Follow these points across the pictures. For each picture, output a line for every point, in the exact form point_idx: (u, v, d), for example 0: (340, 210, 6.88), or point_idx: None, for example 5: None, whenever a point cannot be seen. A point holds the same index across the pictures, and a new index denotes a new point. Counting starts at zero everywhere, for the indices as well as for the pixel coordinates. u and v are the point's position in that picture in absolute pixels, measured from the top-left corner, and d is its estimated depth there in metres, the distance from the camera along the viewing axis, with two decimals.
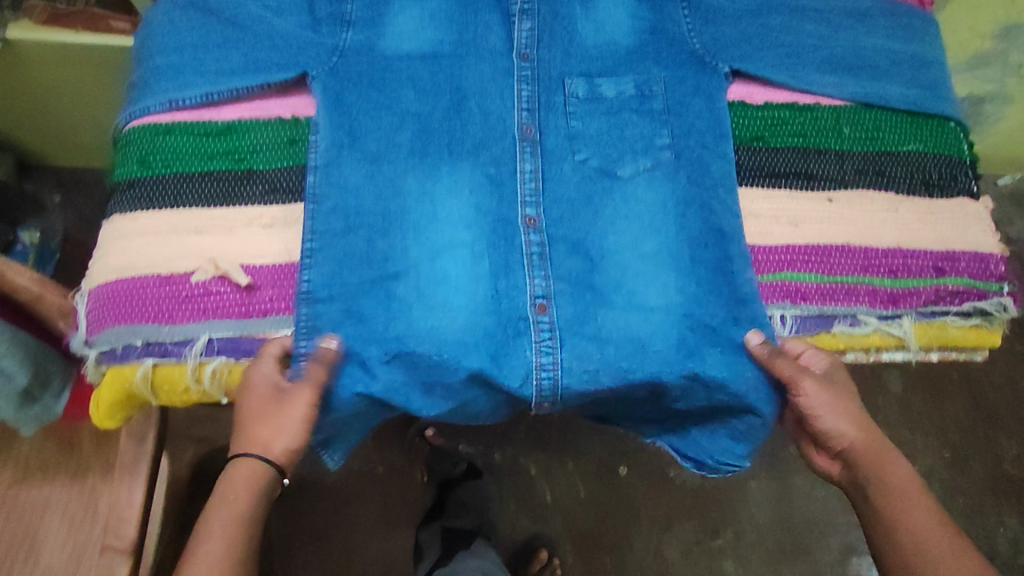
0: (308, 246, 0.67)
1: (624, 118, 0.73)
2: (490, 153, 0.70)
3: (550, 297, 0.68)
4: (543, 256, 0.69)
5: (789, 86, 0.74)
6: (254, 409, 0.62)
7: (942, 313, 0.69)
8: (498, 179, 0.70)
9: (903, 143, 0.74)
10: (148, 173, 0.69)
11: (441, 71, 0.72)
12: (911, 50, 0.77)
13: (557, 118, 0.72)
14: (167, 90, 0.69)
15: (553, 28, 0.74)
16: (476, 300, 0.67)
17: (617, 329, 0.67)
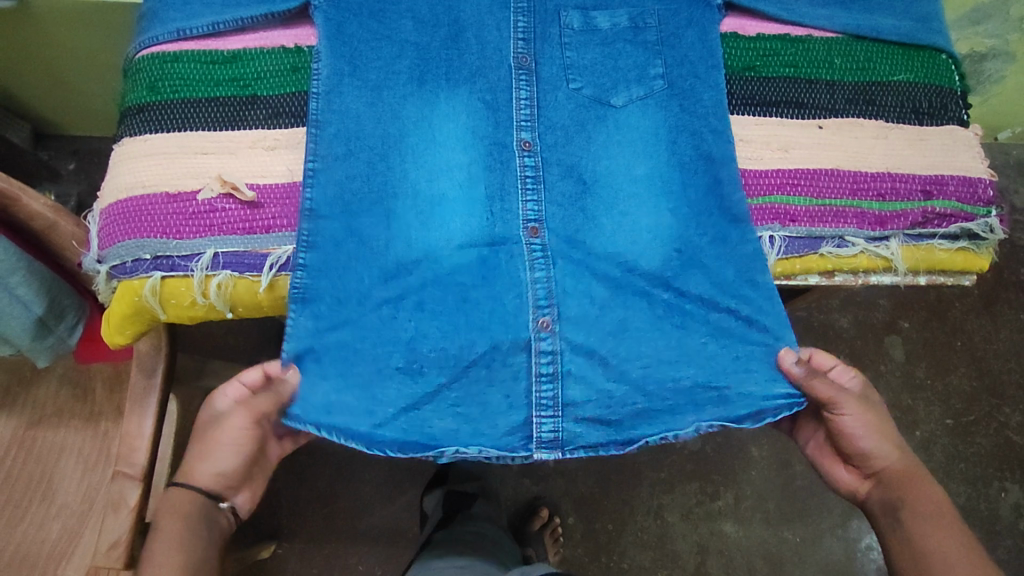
0: (311, 166, 0.68)
1: (618, 48, 0.74)
2: (487, 80, 0.72)
3: (543, 219, 0.70)
4: (537, 178, 0.70)
5: (782, 18, 0.76)
6: (209, 427, 0.64)
7: (929, 236, 0.71)
8: (493, 105, 0.72)
9: (894, 73, 0.76)
10: (157, 99, 0.72)
11: (440, 4, 0.74)
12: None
13: (553, 48, 0.73)
14: (175, 21, 0.73)
15: None
16: (472, 218, 0.69)
17: (609, 249, 0.69)
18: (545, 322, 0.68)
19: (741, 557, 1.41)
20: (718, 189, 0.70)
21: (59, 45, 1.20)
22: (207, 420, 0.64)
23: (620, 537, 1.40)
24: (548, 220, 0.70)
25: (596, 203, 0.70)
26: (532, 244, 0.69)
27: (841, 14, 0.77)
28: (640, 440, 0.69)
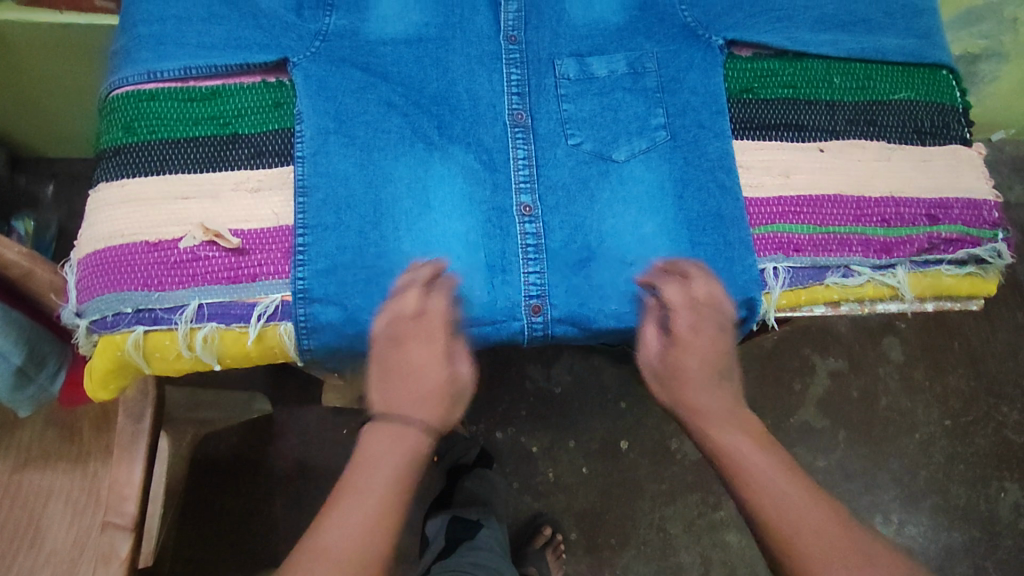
0: (300, 240, 0.66)
1: (617, 96, 0.74)
2: (480, 140, 0.72)
3: (545, 294, 0.67)
4: (539, 250, 0.68)
5: (785, 46, 0.76)
6: (394, 363, 0.67)
7: (936, 261, 0.69)
8: (491, 165, 0.71)
9: (895, 91, 0.76)
10: (134, 140, 0.70)
11: (426, 55, 0.75)
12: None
13: (549, 101, 0.74)
14: (146, 61, 0.71)
15: (541, 9, 0.78)
16: (472, 295, 0.67)
17: (613, 325, 0.67)
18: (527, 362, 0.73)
19: (743, 567, 1.40)
20: (729, 248, 0.68)
21: (34, 69, 1.15)
22: (411, 334, 0.66)
23: (622, 552, 1.38)
24: (550, 294, 0.67)
25: (600, 273, 0.68)
26: (533, 324, 0.67)
27: (838, 38, 0.77)
28: None
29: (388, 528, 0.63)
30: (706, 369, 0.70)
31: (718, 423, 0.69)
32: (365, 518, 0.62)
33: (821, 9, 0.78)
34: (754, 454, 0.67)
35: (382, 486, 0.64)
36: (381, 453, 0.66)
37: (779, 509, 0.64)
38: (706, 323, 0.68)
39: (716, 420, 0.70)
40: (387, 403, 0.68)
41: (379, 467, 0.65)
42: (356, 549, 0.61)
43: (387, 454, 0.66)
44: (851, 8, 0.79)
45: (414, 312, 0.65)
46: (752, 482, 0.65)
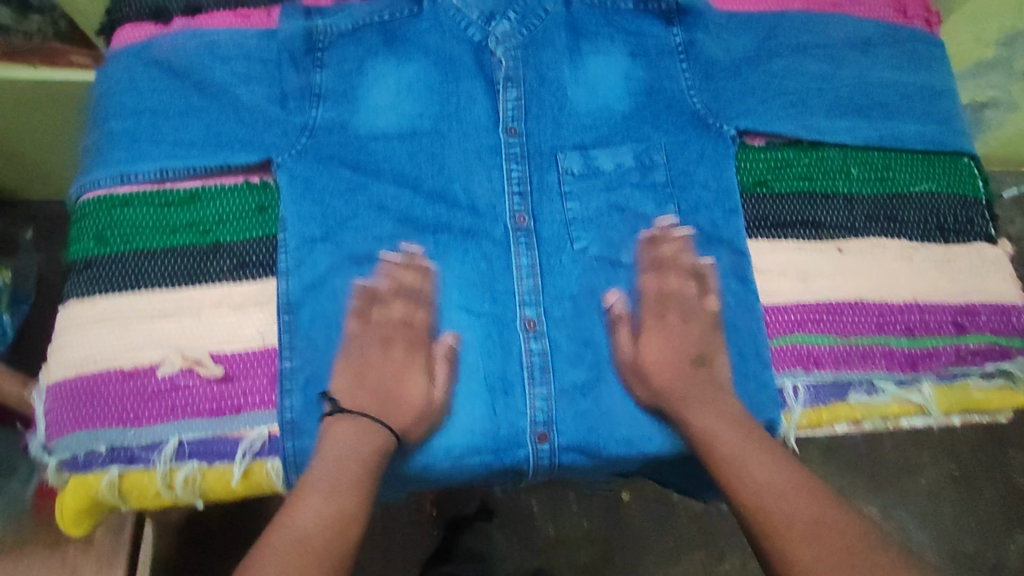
0: (288, 364, 0.62)
1: (624, 193, 0.72)
2: (480, 246, 0.69)
3: (552, 420, 0.63)
4: (546, 368, 0.64)
5: (801, 134, 0.72)
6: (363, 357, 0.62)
7: (964, 373, 0.66)
8: (491, 273, 0.68)
9: (916, 183, 0.72)
10: (106, 251, 0.65)
11: (421, 150, 0.72)
12: (919, 80, 0.76)
13: (552, 198, 0.71)
14: (120, 163, 0.66)
15: (541, 95, 0.75)
16: (474, 422, 0.63)
17: (626, 450, 0.63)
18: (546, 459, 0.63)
19: None
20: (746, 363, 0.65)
21: None
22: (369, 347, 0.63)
23: None
24: (557, 420, 0.63)
25: (610, 392, 0.64)
26: (539, 451, 0.63)
27: (855, 125, 0.73)
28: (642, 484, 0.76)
29: (350, 503, 0.55)
30: (711, 378, 0.63)
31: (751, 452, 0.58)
32: (323, 506, 0.54)
33: (836, 93, 0.74)
34: (765, 470, 0.57)
35: (346, 490, 0.55)
36: (349, 452, 0.57)
37: (769, 479, 0.57)
38: (691, 313, 0.65)
39: (743, 444, 0.58)
40: (352, 405, 0.60)
41: (344, 473, 0.56)
42: (326, 541, 0.53)
43: (352, 454, 0.57)
44: (867, 91, 0.75)
45: (391, 317, 0.64)
46: (761, 505, 0.56)
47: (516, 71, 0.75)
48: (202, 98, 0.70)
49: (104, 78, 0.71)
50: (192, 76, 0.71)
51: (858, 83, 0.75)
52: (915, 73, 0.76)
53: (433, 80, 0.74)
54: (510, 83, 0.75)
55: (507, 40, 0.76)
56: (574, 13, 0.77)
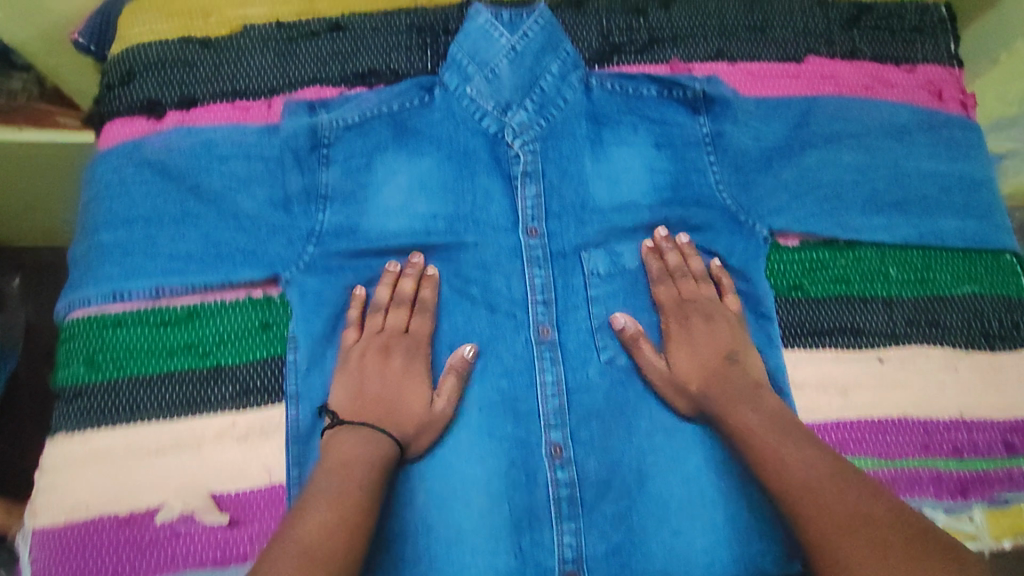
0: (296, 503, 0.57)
1: (650, 294, 0.69)
2: (500, 358, 0.65)
3: (581, 559, 0.61)
4: (573, 499, 0.62)
5: (835, 233, 0.69)
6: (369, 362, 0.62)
7: (1018, 498, 0.62)
8: (513, 390, 0.64)
9: (957, 285, 0.69)
10: (96, 378, 0.60)
11: (437, 252, 0.69)
12: (956, 171, 0.72)
13: (578, 303, 0.68)
14: (112, 280, 0.62)
15: (562, 190, 0.71)
16: (498, 559, 0.59)
17: None
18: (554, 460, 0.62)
19: None
20: None
21: None
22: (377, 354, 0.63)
23: None
24: (586, 559, 0.61)
25: (642, 522, 0.61)
26: None
27: (891, 222, 0.69)
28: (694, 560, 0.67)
29: (360, 510, 0.51)
30: (746, 378, 0.61)
31: (768, 447, 0.55)
32: (331, 512, 0.50)
33: (870, 187, 0.71)
34: (804, 463, 0.53)
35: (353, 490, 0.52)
36: (356, 455, 0.55)
37: (807, 470, 0.52)
38: (715, 315, 0.66)
39: (779, 440, 0.55)
40: (352, 413, 0.59)
41: (351, 472, 0.53)
42: (328, 541, 0.48)
43: (358, 456, 0.55)
44: (903, 184, 0.71)
45: (384, 325, 0.65)
46: (801, 497, 0.51)
47: (535, 166, 0.72)
48: (200, 203, 0.65)
49: (93, 180, 0.66)
50: (189, 179, 0.66)
51: (894, 175, 0.71)
52: (952, 164, 0.73)
53: (448, 175, 0.70)
54: (529, 178, 0.71)
55: (525, 132, 0.72)
56: (594, 100, 0.73)
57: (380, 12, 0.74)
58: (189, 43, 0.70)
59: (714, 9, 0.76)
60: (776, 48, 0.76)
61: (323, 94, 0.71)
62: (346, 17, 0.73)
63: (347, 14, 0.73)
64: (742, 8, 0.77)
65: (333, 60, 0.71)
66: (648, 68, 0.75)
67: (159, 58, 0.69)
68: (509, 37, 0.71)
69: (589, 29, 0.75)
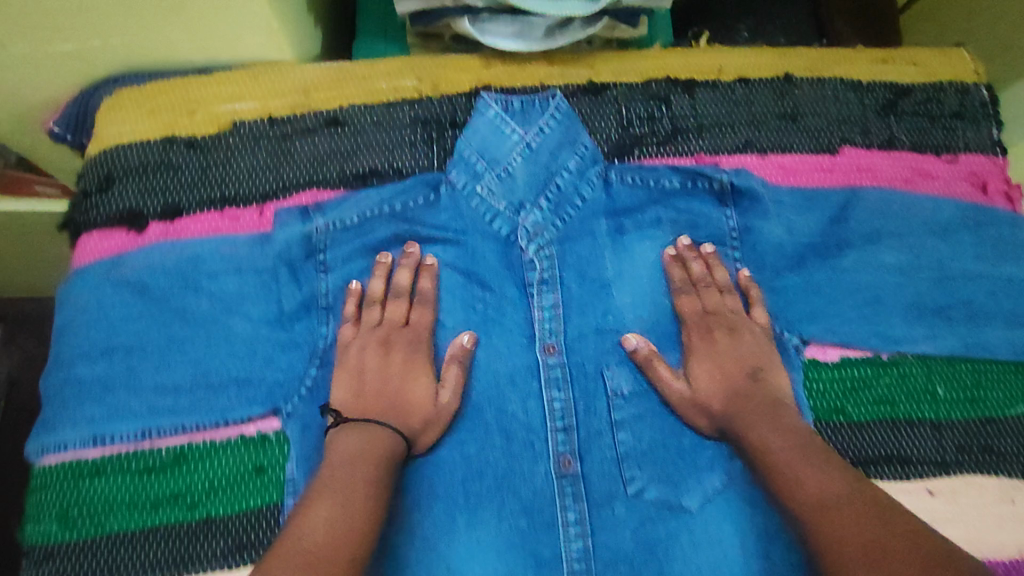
0: None
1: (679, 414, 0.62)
2: (519, 494, 0.59)
3: None
4: None
5: (876, 345, 0.64)
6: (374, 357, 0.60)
7: None
8: (531, 529, 0.58)
9: (1007, 404, 0.65)
10: (73, 537, 0.55)
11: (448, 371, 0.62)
12: (1005, 273, 0.68)
13: (600, 426, 0.62)
14: (94, 421, 0.57)
15: (583, 298, 0.65)
16: None
17: None
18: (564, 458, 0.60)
19: None
20: None
21: None
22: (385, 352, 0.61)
23: None
24: None
25: None
26: None
27: (936, 333, 0.65)
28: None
29: (366, 515, 0.48)
30: (768, 396, 0.59)
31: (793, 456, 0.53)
32: (339, 511, 0.47)
33: (914, 292, 0.66)
34: (819, 481, 0.50)
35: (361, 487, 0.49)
36: (360, 452, 0.53)
37: (822, 487, 0.49)
38: (739, 327, 0.63)
39: (798, 458, 0.52)
40: (355, 411, 0.57)
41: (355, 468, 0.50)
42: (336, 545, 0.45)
43: (363, 452, 0.52)
44: (950, 288, 0.66)
45: (383, 317, 0.62)
46: (817, 521, 0.47)
47: (552, 272, 0.66)
48: (186, 326, 0.60)
49: (69, 301, 0.61)
50: (173, 300, 0.60)
51: (940, 279, 0.66)
52: (1001, 264, 0.68)
53: (457, 283, 0.65)
54: (546, 286, 0.65)
55: (540, 234, 0.66)
56: (614, 195, 0.67)
57: (381, 102, 0.68)
58: (173, 144, 0.64)
59: (742, 97, 0.71)
60: (809, 137, 0.70)
61: (320, 197, 0.65)
62: (345, 109, 0.67)
63: (345, 105, 0.67)
64: (772, 94, 0.71)
65: (331, 158, 0.66)
66: (673, 160, 0.69)
67: (141, 161, 0.63)
68: (522, 133, 0.66)
69: (608, 119, 0.70)
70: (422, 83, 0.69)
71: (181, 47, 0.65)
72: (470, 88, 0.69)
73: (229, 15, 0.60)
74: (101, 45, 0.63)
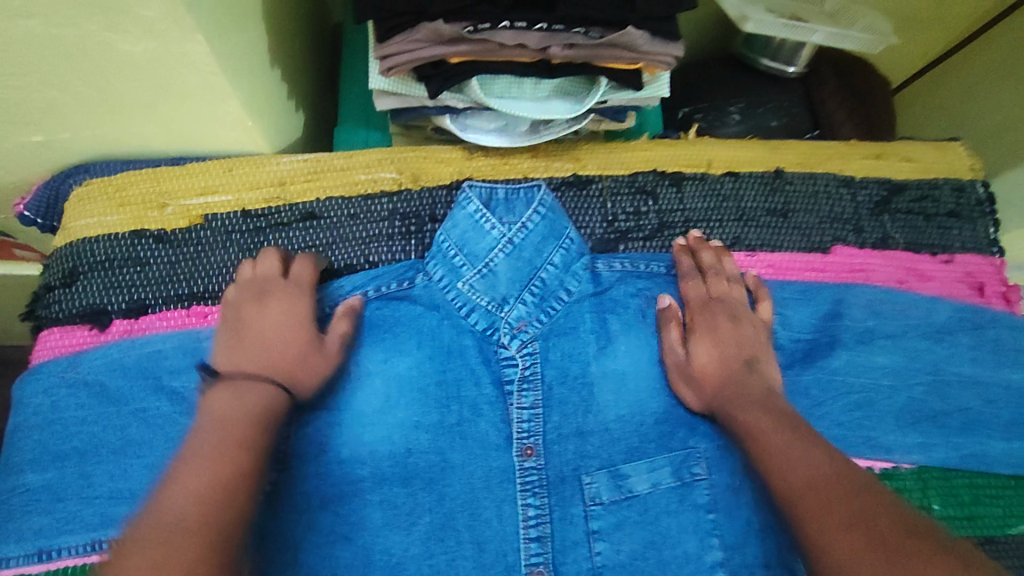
0: None
1: (662, 525, 0.57)
2: None
3: None
4: None
5: (871, 455, 0.61)
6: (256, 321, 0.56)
7: None
8: None
9: (1011, 522, 0.61)
10: None
11: (417, 476, 0.57)
12: (1001, 378, 0.65)
13: (578, 542, 0.57)
14: (36, 538, 0.52)
15: (563, 398, 0.61)
16: None
17: None
18: (529, 449, 0.59)
19: None
20: None
21: None
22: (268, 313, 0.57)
23: None
24: None
25: None
26: None
27: (930, 442, 0.62)
28: None
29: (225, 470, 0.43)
30: (764, 385, 0.57)
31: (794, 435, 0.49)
32: (203, 470, 0.42)
33: (909, 396, 0.63)
34: (805, 463, 0.46)
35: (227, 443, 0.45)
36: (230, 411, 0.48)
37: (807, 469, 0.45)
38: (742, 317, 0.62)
39: (784, 437, 0.49)
40: (234, 366, 0.53)
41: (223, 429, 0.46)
42: (199, 506, 0.40)
43: (230, 409, 0.48)
44: (946, 398, 0.64)
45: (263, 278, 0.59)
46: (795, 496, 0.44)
47: (534, 371, 0.61)
48: (142, 428, 0.56)
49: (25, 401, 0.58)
50: (131, 401, 0.57)
51: (936, 384, 0.64)
52: (1002, 370, 0.65)
53: (428, 379, 0.60)
54: (525, 387, 0.61)
55: (523, 329, 0.63)
56: (602, 289, 0.65)
57: (359, 194, 0.66)
58: (142, 238, 0.62)
59: (731, 191, 0.70)
60: (798, 236, 0.69)
61: None
62: (321, 202, 0.65)
63: (322, 197, 0.65)
64: (762, 190, 0.70)
65: (305, 254, 0.64)
66: (658, 258, 0.67)
67: (107, 255, 0.61)
68: (504, 230, 0.64)
69: (592, 214, 0.68)
70: (402, 174, 0.67)
71: (153, 139, 0.64)
72: (451, 180, 0.68)
73: (205, 113, 0.60)
74: (71, 136, 0.62)
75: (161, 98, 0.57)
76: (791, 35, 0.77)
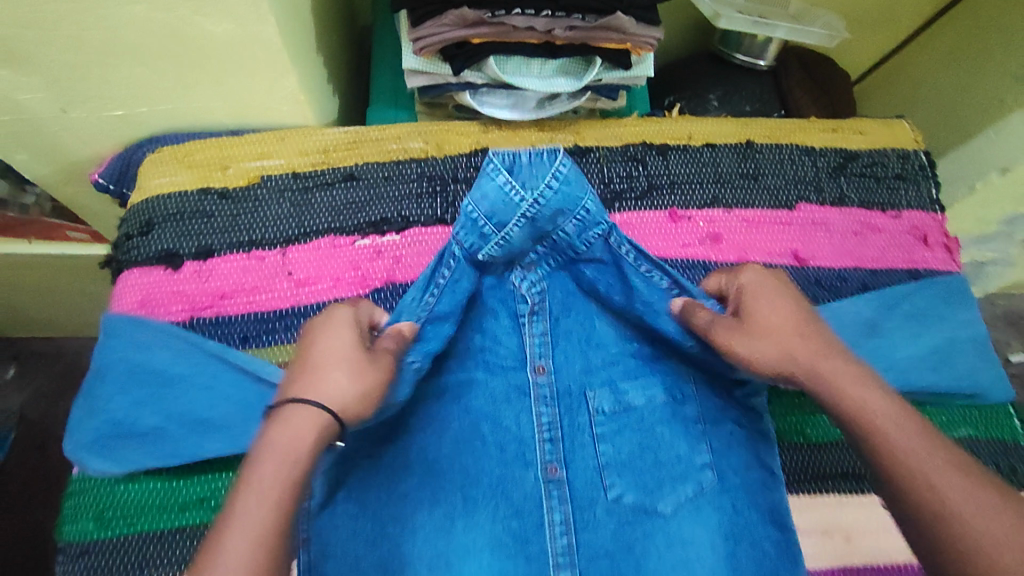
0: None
1: (656, 431, 0.67)
2: (512, 501, 0.64)
3: None
4: None
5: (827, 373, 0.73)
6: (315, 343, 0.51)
7: None
8: (522, 535, 0.63)
9: (956, 427, 0.73)
10: (107, 535, 0.61)
11: (447, 391, 0.67)
12: (970, 316, 0.73)
13: (584, 444, 0.67)
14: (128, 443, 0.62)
15: (570, 329, 0.71)
16: None
17: None
18: (540, 366, 0.69)
19: None
20: None
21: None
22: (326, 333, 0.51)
23: None
24: None
25: None
26: None
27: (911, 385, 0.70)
28: (678, 518, 0.62)
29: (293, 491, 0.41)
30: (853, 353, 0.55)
31: (850, 376, 0.51)
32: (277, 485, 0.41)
33: (896, 353, 0.70)
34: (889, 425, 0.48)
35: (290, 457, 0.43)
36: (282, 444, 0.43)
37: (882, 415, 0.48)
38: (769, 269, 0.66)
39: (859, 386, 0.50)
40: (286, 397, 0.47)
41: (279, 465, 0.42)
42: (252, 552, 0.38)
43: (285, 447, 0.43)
44: (925, 349, 0.71)
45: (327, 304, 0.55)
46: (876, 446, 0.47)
47: (541, 306, 0.71)
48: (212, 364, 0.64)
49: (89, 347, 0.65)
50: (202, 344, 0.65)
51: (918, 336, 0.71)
52: (962, 308, 0.74)
53: None
54: (535, 317, 0.70)
55: (530, 270, 0.70)
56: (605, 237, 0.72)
57: (391, 160, 0.77)
58: (208, 195, 0.73)
59: (709, 159, 0.81)
60: (768, 196, 0.80)
61: (335, 241, 0.73)
62: (360, 166, 0.76)
63: (359, 162, 0.77)
64: (735, 158, 0.81)
65: (346, 209, 0.74)
66: (650, 214, 0.78)
67: (179, 209, 0.72)
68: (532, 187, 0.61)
69: (591, 176, 0.79)
70: (428, 144, 0.78)
71: (217, 112, 0.75)
72: (471, 149, 0.78)
73: (264, 88, 0.71)
74: (149, 111, 0.73)
75: (227, 74, 0.68)
76: (758, 31, 0.89)
